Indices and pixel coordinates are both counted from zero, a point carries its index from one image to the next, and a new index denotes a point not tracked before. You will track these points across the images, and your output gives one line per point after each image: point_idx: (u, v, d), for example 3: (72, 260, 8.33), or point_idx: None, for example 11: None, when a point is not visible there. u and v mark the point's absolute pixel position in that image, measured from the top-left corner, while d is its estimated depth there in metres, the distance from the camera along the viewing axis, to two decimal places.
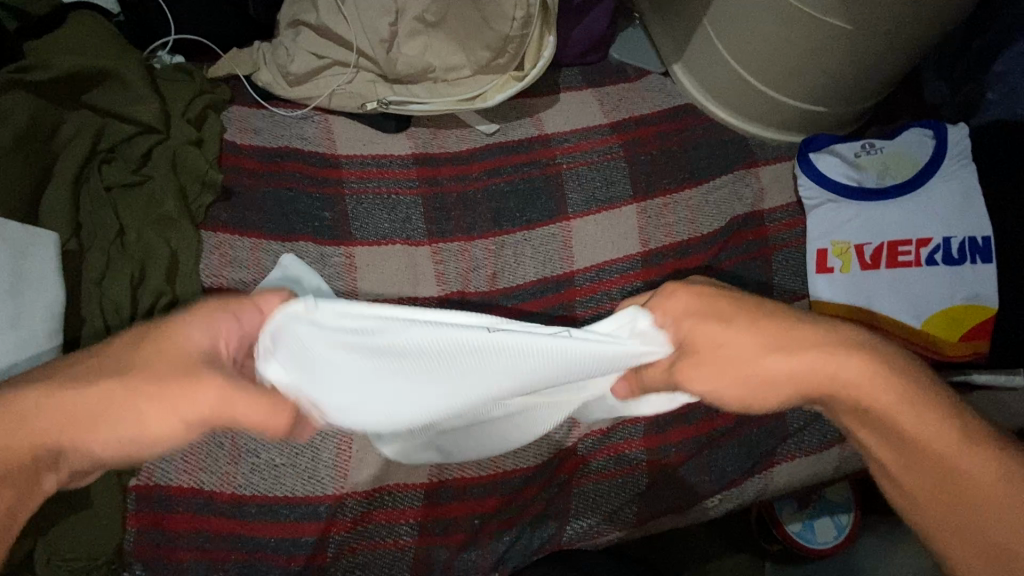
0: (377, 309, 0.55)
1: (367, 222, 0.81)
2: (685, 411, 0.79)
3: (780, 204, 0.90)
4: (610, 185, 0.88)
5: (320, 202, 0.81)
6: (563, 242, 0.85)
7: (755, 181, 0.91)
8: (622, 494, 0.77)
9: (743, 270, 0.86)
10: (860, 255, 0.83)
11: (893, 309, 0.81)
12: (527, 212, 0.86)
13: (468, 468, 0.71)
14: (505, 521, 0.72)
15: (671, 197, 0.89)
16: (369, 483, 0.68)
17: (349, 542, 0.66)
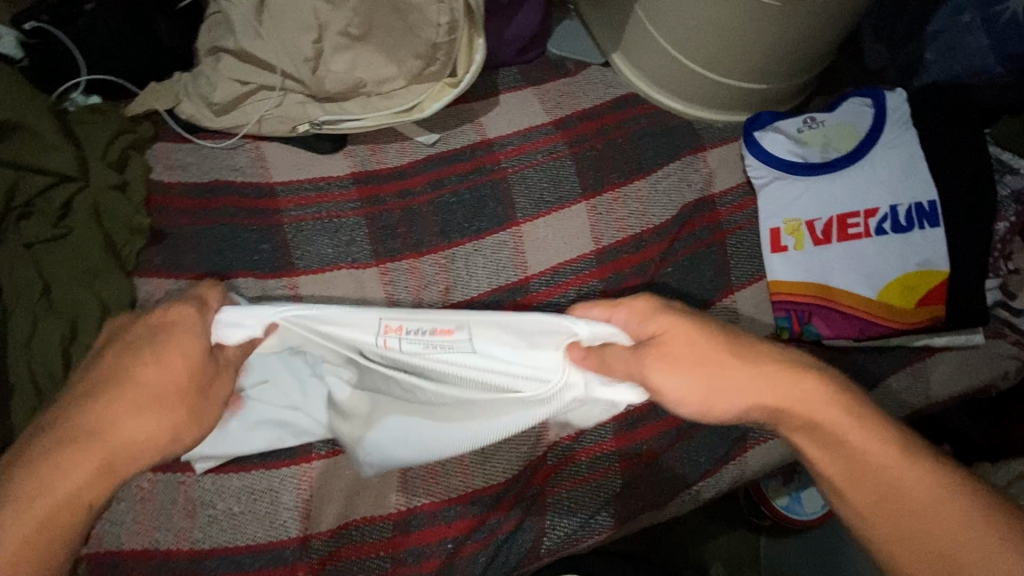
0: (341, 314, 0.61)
1: (311, 250, 0.79)
2: (653, 406, 0.79)
3: (730, 187, 0.89)
4: (557, 185, 0.87)
5: (260, 235, 0.78)
6: (515, 248, 0.84)
7: (703, 166, 0.90)
8: (598, 498, 0.76)
9: (698, 258, 0.85)
10: (811, 231, 0.83)
11: (849, 282, 0.81)
12: (476, 221, 0.84)
13: (437, 489, 0.70)
14: (480, 540, 0.70)
15: (620, 191, 0.87)
16: (333, 520, 0.67)
17: None
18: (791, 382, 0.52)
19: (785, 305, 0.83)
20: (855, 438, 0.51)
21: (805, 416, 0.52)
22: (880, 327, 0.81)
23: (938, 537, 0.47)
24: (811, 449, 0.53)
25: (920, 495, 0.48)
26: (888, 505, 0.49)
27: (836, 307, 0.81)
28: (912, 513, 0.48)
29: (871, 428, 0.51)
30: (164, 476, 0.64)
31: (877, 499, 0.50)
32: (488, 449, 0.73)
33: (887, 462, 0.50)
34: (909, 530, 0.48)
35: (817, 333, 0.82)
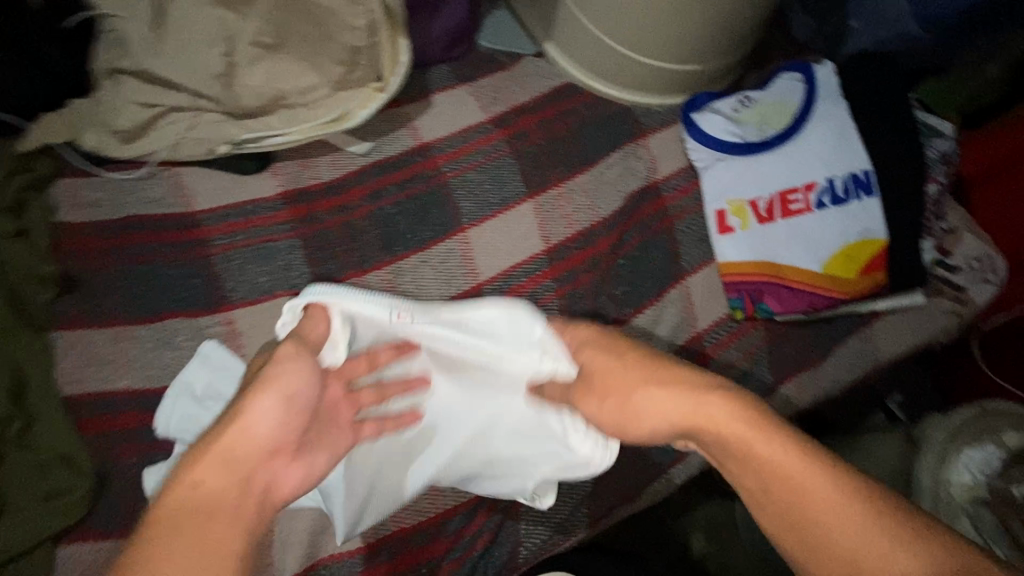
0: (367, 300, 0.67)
1: (245, 279, 0.74)
2: None
3: (673, 172, 0.88)
4: (501, 186, 0.84)
5: (184, 272, 0.73)
6: (464, 256, 0.81)
7: (645, 153, 0.89)
8: (570, 500, 0.75)
9: (649, 247, 0.84)
10: (755, 210, 0.83)
11: (794, 257, 0.83)
12: (420, 231, 0.81)
13: (405, 515, 0.69)
14: (456, 559, 0.69)
15: (565, 185, 0.85)
16: (299, 563, 0.65)
17: None
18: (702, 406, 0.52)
19: (736, 285, 0.83)
20: (754, 445, 0.49)
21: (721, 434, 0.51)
22: (827, 299, 0.83)
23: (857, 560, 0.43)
24: (730, 464, 0.51)
25: (824, 507, 0.45)
26: (795, 522, 0.46)
27: (784, 283, 0.83)
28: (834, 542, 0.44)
29: (789, 444, 0.48)
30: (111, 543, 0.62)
31: (790, 517, 0.47)
32: None
33: (790, 472, 0.47)
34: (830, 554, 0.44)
35: (770, 311, 0.83)
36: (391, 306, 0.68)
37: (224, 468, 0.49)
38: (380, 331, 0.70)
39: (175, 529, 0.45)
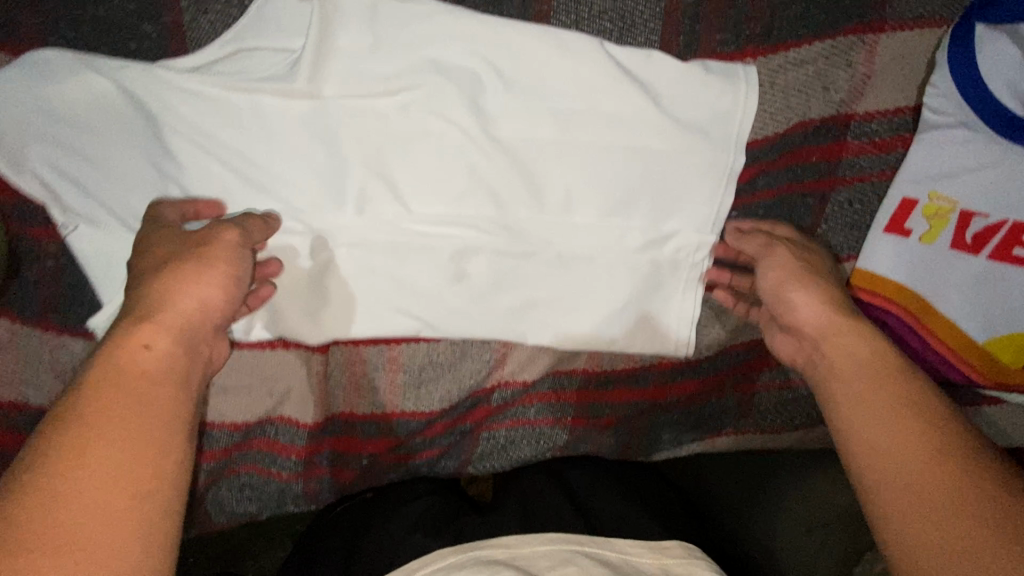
0: (315, 135, 0.53)
1: (101, 25, 0.48)
2: (634, 372, 0.66)
3: (878, 111, 0.58)
4: (626, 29, 0.55)
5: (133, 9, 0.48)
6: (496, 365, 0.64)
7: (863, 63, 0.56)
8: (537, 444, 0.70)
9: (782, 207, 0.60)
10: (959, 227, 0.56)
11: (960, 313, 0.58)
12: (445, 384, 0.64)
13: (360, 402, 0.63)
14: (392, 459, 0.66)
15: (740, 71, 0.55)
16: (248, 415, 0.59)
17: (224, 484, 0.63)
18: (853, 347, 0.49)
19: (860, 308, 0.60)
20: (905, 397, 0.45)
21: (868, 387, 0.46)
22: (957, 377, 0.60)
23: (882, 445, 0.43)
24: (881, 407, 0.45)
25: (903, 437, 0.43)
26: (874, 414, 0.45)
27: (922, 335, 0.59)
28: (895, 437, 0.43)
29: (934, 430, 0.42)
30: (27, 330, 0.52)
31: (870, 403, 0.45)
32: (425, 376, 0.63)
33: (920, 446, 0.42)
34: (898, 436, 0.43)
35: None
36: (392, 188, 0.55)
37: (175, 328, 0.42)
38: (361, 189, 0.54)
39: (148, 319, 0.41)
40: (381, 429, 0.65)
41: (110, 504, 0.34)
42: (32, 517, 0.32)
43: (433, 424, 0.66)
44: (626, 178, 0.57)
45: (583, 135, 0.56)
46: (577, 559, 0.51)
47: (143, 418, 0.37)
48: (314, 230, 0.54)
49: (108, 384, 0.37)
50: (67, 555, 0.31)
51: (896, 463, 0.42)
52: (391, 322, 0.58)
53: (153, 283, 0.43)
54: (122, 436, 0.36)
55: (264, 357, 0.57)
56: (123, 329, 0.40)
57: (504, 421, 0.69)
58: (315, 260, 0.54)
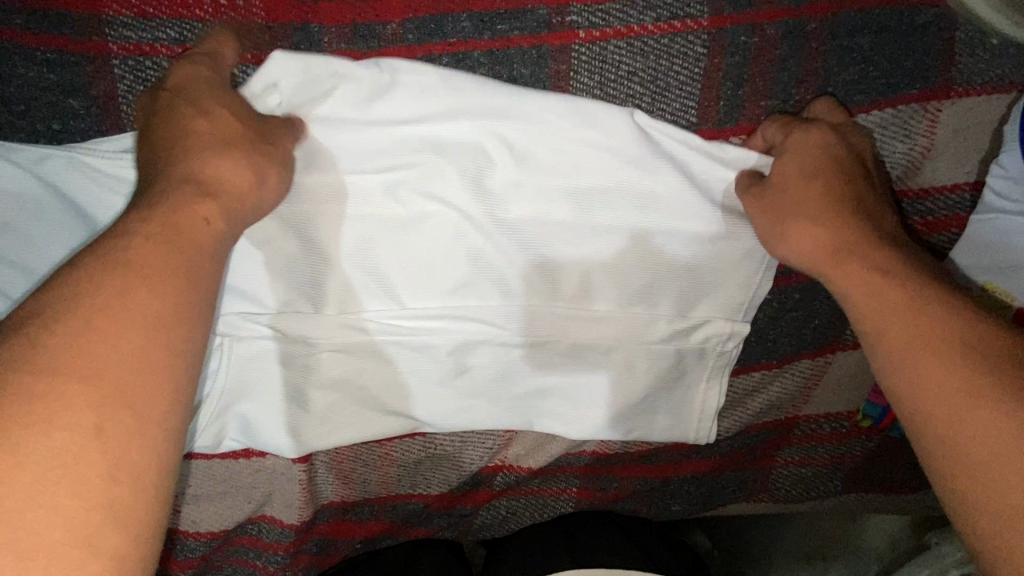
0: (291, 226, 0.44)
1: (15, 106, 0.40)
2: (647, 452, 0.62)
3: (935, 187, 0.51)
4: (656, 95, 0.46)
5: (55, 82, 0.40)
6: (500, 449, 0.59)
7: (924, 134, 0.49)
8: (540, 515, 0.66)
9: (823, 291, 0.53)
10: None
11: None
12: (445, 471, 0.58)
13: (350, 493, 0.57)
14: (387, 538, 0.62)
15: (764, 140, 0.48)
16: (229, 518, 0.54)
17: None
18: (874, 275, 0.43)
19: None
20: (948, 317, 0.39)
21: (901, 319, 0.40)
22: None
23: (934, 371, 0.38)
24: (924, 334, 0.39)
25: (955, 361, 0.37)
26: (920, 339, 0.39)
27: None
28: (948, 360, 0.38)
29: (986, 349, 0.37)
30: None
31: (909, 329, 0.40)
32: (422, 465, 0.57)
33: (980, 371, 0.36)
34: (953, 358, 0.37)
35: None
36: (382, 279, 0.47)
37: (231, 214, 0.37)
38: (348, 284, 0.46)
39: (203, 190, 0.36)
40: (376, 514, 0.60)
41: (131, 355, 0.29)
42: (57, 342, 0.28)
43: (430, 506, 0.61)
44: (650, 264, 0.50)
45: (604, 213, 0.48)
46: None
47: (146, 320, 0.30)
48: (291, 333, 0.46)
49: (153, 225, 0.33)
50: (85, 380, 0.28)
51: (956, 391, 0.36)
52: (381, 421, 0.51)
53: (210, 154, 0.37)
54: (159, 290, 0.31)
55: (239, 467, 0.52)
56: (181, 195, 0.35)
57: (506, 497, 0.64)
58: (294, 364, 0.47)
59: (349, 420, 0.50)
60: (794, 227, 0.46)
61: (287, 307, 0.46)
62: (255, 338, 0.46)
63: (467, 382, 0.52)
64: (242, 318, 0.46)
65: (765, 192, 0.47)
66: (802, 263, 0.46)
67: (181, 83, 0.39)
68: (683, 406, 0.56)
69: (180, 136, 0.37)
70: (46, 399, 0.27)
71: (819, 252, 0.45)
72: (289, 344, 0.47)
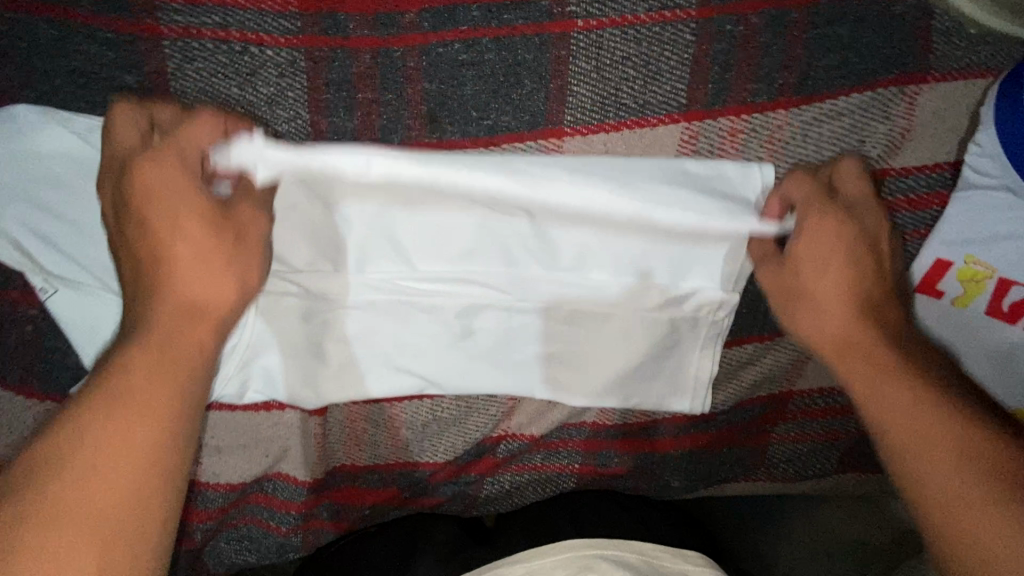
0: (311, 192, 0.48)
1: (73, 77, 0.44)
2: (645, 424, 0.64)
3: (916, 165, 0.54)
4: (647, 79, 0.51)
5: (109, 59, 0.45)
6: (504, 417, 0.62)
7: (902, 116, 0.52)
8: (543, 489, 0.68)
9: None
10: (994, 295, 0.53)
11: (990, 381, 0.55)
12: (451, 436, 0.61)
13: (361, 455, 0.60)
14: (393, 505, 0.64)
15: (747, 120, 0.52)
16: (246, 473, 0.58)
17: (219, 540, 0.61)
18: (880, 374, 0.46)
19: None
20: (950, 424, 0.43)
21: (907, 421, 0.44)
22: None
23: (938, 476, 0.42)
24: (926, 442, 0.43)
25: (956, 471, 0.41)
26: (924, 444, 0.43)
27: None
28: (949, 469, 0.41)
29: (986, 458, 0.41)
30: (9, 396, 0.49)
31: (912, 433, 0.44)
32: (429, 429, 0.60)
33: (979, 481, 0.40)
34: (954, 468, 0.41)
35: None
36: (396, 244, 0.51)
37: (221, 324, 0.41)
38: (364, 246, 0.51)
39: (190, 318, 0.39)
40: (383, 480, 0.62)
41: (125, 465, 0.34)
42: (59, 462, 0.33)
43: (436, 474, 0.64)
44: (646, 236, 0.53)
45: (603, 186, 0.51)
46: (597, 564, 0.56)
47: (139, 433, 0.34)
48: (312, 290, 0.51)
49: (149, 346, 0.37)
50: (81, 499, 0.32)
51: (959, 496, 0.41)
52: (391, 380, 0.55)
53: (187, 276, 0.39)
54: (149, 403, 0.35)
55: (259, 420, 0.56)
56: (169, 326, 0.38)
57: (510, 468, 0.66)
58: (313, 319, 0.52)
59: (362, 376, 0.54)
60: (805, 318, 0.50)
61: (309, 266, 0.51)
62: (279, 295, 0.51)
63: (472, 347, 0.56)
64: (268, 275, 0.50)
65: (777, 281, 0.51)
66: (810, 345, 0.50)
67: (144, 193, 0.39)
68: (677, 376, 0.59)
69: (156, 240, 0.40)
70: (46, 519, 0.31)
71: (829, 334, 0.49)
72: (310, 301, 0.51)
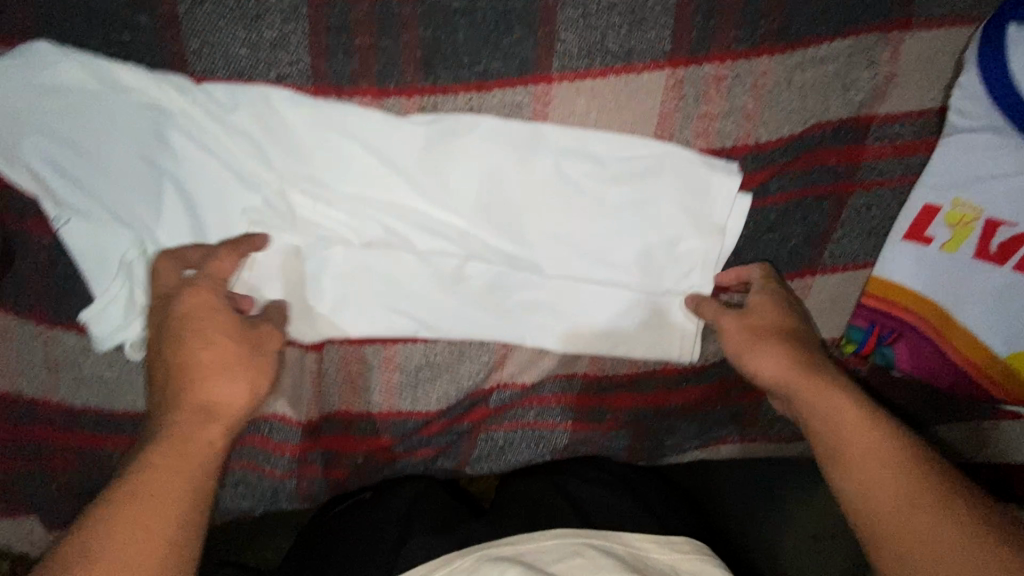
0: (306, 129, 0.50)
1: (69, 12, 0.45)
2: (636, 376, 0.65)
3: (900, 112, 0.55)
4: (636, 25, 0.51)
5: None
6: (495, 367, 0.63)
7: (886, 62, 0.53)
8: (535, 447, 0.67)
9: (797, 212, 0.57)
10: (984, 236, 0.53)
11: (978, 324, 0.55)
12: (443, 385, 0.62)
13: (355, 400, 0.61)
14: (386, 458, 0.64)
15: (730, 67, 0.52)
16: None
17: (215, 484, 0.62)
18: (841, 424, 0.47)
19: (871, 314, 0.59)
20: (908, 487, 0.43)
21: (864, 475, 0.45)
22: (974, 391, 0.58)
23: (894, 532, 0.42)
24: (883, 499, 0.43)
25: (912, 531, 0.41)
26: (879, 501, 0.43)
27: (939, 344, 0.57)
28: (906, 531, 0.41)
29: (944, 522, 0.41)
30: (21, 322, 0.52)
31: (871, 488, 0.44)
32: (422, 375, 0.61)
33: (935, 544, 0.40)
34: (910, 530, 0.41)
35: (890, 361, 0.60)
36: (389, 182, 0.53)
37: (226, 418, 0.44)
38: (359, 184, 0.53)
39: (209, 416, 0.43)
40: (375, 431, 0.63)
41: (147, 542, 0.37)
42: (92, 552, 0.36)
43: (428, 426, 0.64)
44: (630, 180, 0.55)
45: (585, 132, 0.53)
46: (588, 551, 0.49)
47: (158, 504, 0.38)
48: (308, 226, 0.53)
49: (166, 451, 0.41)
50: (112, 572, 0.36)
51: (916, 554, 0.40)
52: (384, 319, 0.57)
53: (213, 379, 0.44)
54: (171, 501, 0.39)
55: None
56: (188, 424, 0.42)
57: (502, 424, 0.66)
58: (308, 254, 0.54)
59: (357, 312, 0.56)
60: (770, 367, 0.52)
61: (303, 203, 0.52)
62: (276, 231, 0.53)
63: (463, 290, 0.57)
64: (265, 211, 0.52)
65: (739, 339, 0.54)
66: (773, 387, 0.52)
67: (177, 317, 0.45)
68: (664, 318, 0.60)
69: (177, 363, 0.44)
70: None
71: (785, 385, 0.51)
72: (306, 237, 0.54)
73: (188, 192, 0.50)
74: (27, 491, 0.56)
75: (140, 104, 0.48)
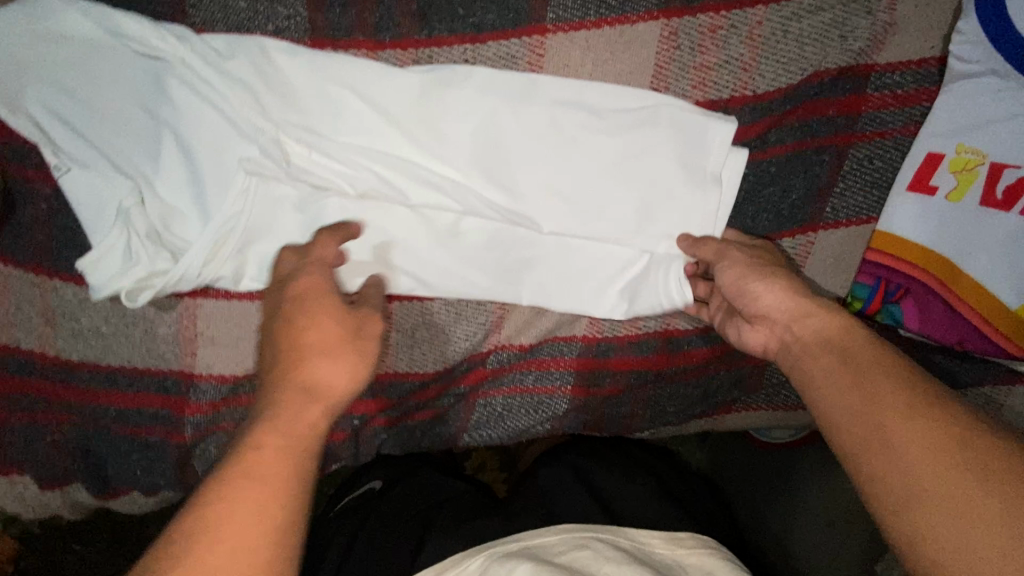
0: (304, 79, 0.51)
1: None
2: (636, 339, 0.63)
3: (900, 61, 0.54)
4: None
5: None
6: (493, 328, 0.62)
7: (886, 9, 0.53)
8: (534, 414, 0.66)
9: (796, 165, 0.56)
10: (988, 181, 0.53)
11: (988, 274, 0.54)
12: (441, 347, 0.61)
13: None
14: (383, 422, 0.63)
15: (726, 16, 0.52)
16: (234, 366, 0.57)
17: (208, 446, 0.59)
18: (840, 349, 0.46)
19: (874, 269, 0.58)
20: (912, 398, 0.40)
21: (863, 393, 0.42)
22: (988, 348, 0.56)
23: (899, 448, 0.39)
24: (884, 413, 0.41)
25: (918, 442, 0.38)
26: (880, 418, 0.41)
27: (947, 300, 0.56)
28: (911, 442, 0.39)
29: (953, 433, 0.38)
30: (17, 273, 0.52)
31: (871, 404, 0.41)
32: (419, 336, 0.61)
33: (943, 454, 0.37)
34: (917, 441, 0.38)
35: (898, 320, 0.58)
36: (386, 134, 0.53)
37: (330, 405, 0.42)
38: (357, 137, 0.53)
39: (310, 396, 0.42)
40: (372, 394, 0.62)
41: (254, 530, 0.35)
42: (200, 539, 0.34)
43: (427, 388, 0.63)
44: (626, 130, 0.55)
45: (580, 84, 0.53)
46: (593, 544, 0.49)
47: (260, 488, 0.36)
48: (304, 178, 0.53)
49: (276, 430, 0.39)
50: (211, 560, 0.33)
51: (924, 466, 0.37)
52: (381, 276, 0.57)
53: (316, 360, 0.43)
54: (271, 486, 0.36)
55: (253, 310, 0.57)
56: (292, 406, 0.40)
57: (500, 388, 0.65)
58: (304, 207, 0.54)
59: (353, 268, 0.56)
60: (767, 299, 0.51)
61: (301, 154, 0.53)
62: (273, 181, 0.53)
63: (460, 248, 0.57)
64: (261, 160, 0.52)
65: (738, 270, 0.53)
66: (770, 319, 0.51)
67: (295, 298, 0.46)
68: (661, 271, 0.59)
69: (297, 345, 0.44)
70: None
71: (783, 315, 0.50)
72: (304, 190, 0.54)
73: (186, 142, 0.51)
74: (24, 445, 0.56)
75: (140, 54, 0.49)
